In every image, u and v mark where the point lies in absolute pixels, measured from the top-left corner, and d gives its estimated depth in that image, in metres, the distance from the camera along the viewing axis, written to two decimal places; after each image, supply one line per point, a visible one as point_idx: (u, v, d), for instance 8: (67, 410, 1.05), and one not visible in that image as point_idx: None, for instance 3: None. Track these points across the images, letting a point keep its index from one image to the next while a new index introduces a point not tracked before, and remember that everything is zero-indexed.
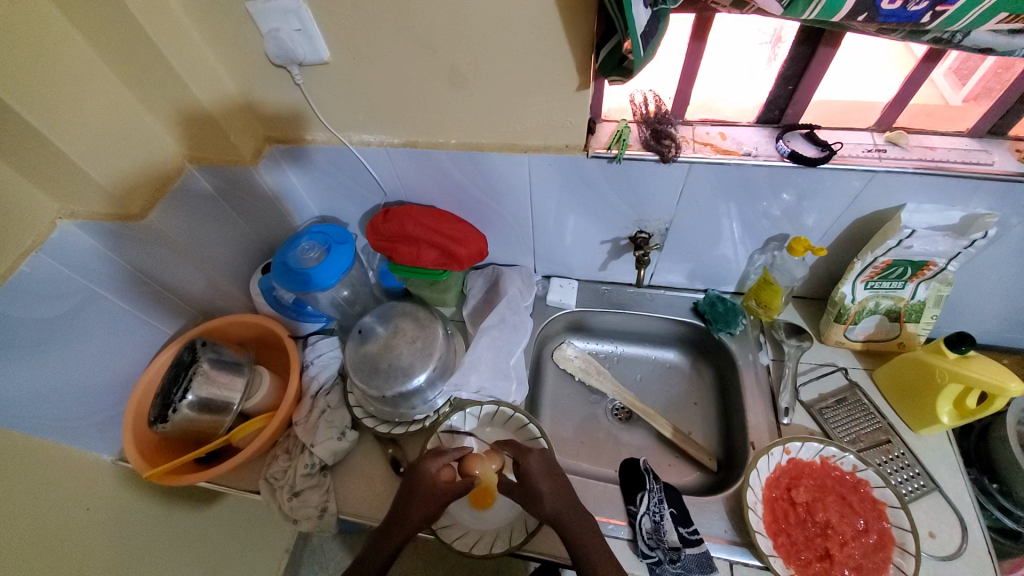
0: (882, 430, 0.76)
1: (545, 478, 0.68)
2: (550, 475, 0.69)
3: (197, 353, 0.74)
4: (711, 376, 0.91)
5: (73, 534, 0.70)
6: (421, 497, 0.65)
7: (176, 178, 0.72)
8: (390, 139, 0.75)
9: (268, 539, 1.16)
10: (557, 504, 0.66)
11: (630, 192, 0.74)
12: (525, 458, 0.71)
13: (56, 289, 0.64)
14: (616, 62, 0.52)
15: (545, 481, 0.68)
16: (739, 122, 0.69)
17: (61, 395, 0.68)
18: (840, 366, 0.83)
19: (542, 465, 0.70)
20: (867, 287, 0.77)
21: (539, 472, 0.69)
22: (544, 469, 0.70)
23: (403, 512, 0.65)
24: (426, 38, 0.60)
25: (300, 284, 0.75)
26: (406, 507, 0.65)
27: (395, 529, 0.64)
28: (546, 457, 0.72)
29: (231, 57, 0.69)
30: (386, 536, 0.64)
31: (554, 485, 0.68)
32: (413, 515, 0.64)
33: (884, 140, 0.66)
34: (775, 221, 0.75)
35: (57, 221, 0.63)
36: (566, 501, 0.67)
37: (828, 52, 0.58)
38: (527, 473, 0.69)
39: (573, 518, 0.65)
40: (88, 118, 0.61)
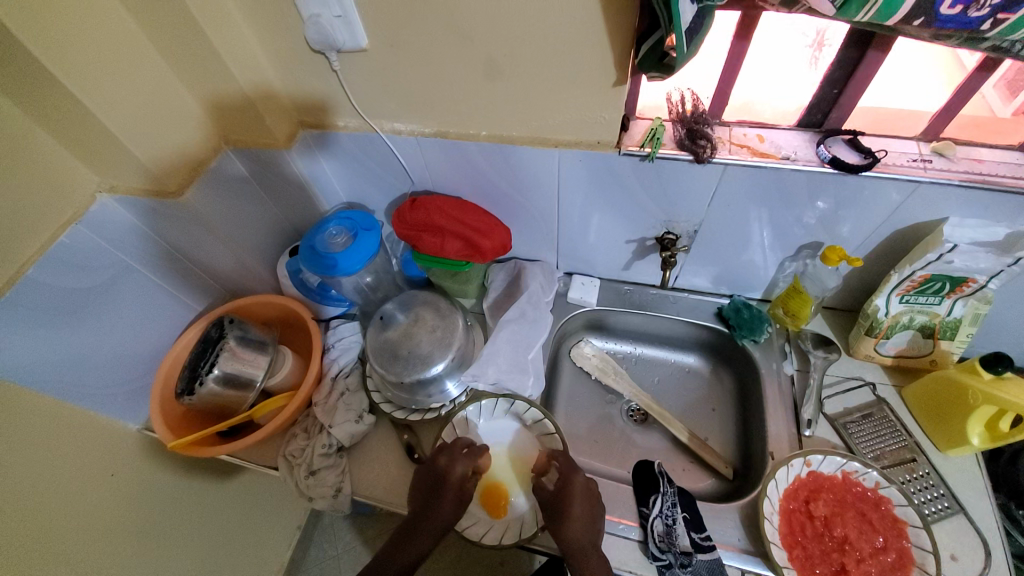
0: (908, 449, 0.74)
1: (574, 503, 0.68)
2: (586, 498, 0.69)
3: (224, 329, 0.76)
4: (732, 383, 0.90)
5: (101, 496, 0.73)
6: (448, 499, 0.70)
7: (212, 160, 0.74)
8: (422, 128, 0.75)
9: (282, 514, 1.19)
10: (579, 537, 0.65)
11: (660, 192, 0.73)
12: (569, 475, 0.71)
13: (94, 260, 0.66)
14: (656, 59, 0.51)
15: (582, 497, 0.69)
16: (777, 125, 0.67)
17: (94, 363, 0.71)
18: (867, 381, 0.81)
19: (582, 491, 0.69)
20: (901, 301, 0.74)
21: (578, 490, 0.69)
22: (584, 495, 0.69)
23: (430, 511, 0.69)
24: (464, 28, 0.59)
25: (325, 268, 0.76)
26: (433, 507, 0.69)
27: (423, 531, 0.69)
28: (590, 482, 0.71)
29: (271, 40, 0.69)
30: (413, 538, 0.69)
31: (584, 504, 0.68)
32: (441, 513, 0.69)
33: (930, 150, 0.64)
34: (809, 228, 0.73)
35: (96, 194, 0.66)
36: (588, 535, 0.65)
37: (876, 57, 0.57)
38: (566, 488, 0.70)
39: (587, 547, 0.64)
40: (131, 95, 0.62)
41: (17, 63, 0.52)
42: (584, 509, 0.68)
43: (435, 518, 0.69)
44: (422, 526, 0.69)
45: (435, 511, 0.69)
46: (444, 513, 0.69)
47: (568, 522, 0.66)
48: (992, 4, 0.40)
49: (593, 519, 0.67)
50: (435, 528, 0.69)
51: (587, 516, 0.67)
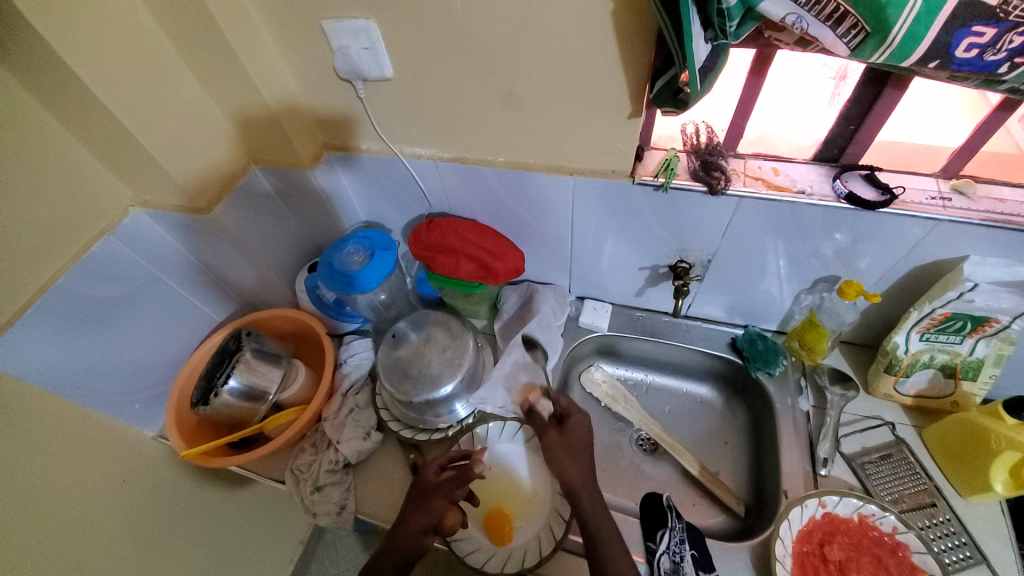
0: (928, 493, 0.71)
1: (567, 455, 0.68)
2: (584, 441, 0.69)
3: (241, 341, 0.78)
4: (745, 415, 0.88)
5: (113, 501, 0.75)
6: (441, 491, 0.67)
7: (241, 177, 0.77)
8: (440, 153, 0.77)
9: (286, 529, 1.18)
10: (577, 479, 0.66)
11: (673, 221, 0.73)
12: (573, 416, 0.71)
13: (122, 270, 0.70)
14: (671, 94, 0.52)
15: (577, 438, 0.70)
16: (793, 159, 0.67)
17: (116, 370, 0.74)
18: (887, 421, 0.78)
19: (581, 437, 0.70)
20: (921, 338, 0.72)
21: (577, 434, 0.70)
22: (584, 433, 0.70)
23: (422, 503, 0.67)
24: (484, 60, 0.62)
25: (342, 285, 0.78)
26: (425, 499, 0.67)
27: (417, 525, 0.65)
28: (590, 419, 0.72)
29: (301, 68, 0.72)
30: (401, 531, 0.65)
31: (578, 449, 0.69)
32: (427, 514, 0.66)
33: (949, 188, 0.63)
34: (826, 261, 0.72)
35: (129, 208, 0.70)
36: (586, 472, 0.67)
37: (894, 94, 0.56)
38: (568, 431, 0.70)
39: (584, 496, 0.65)
40: (170, 116, 0.66)
41: (69, 87, 0.57)
42: (576, 454, 0.68)
43: (427, 510, 0.66)
44: (415, 519, 0.65)
45: (427, 504, 0.67)
46: (437, 507, 0.67)
47: (568, 465, 0.67)
48: (1008, 49, 0.40)
49: (589, 462, 0.68)
50: (425, 526, 0.65)
51: (584, 461, 0.68)
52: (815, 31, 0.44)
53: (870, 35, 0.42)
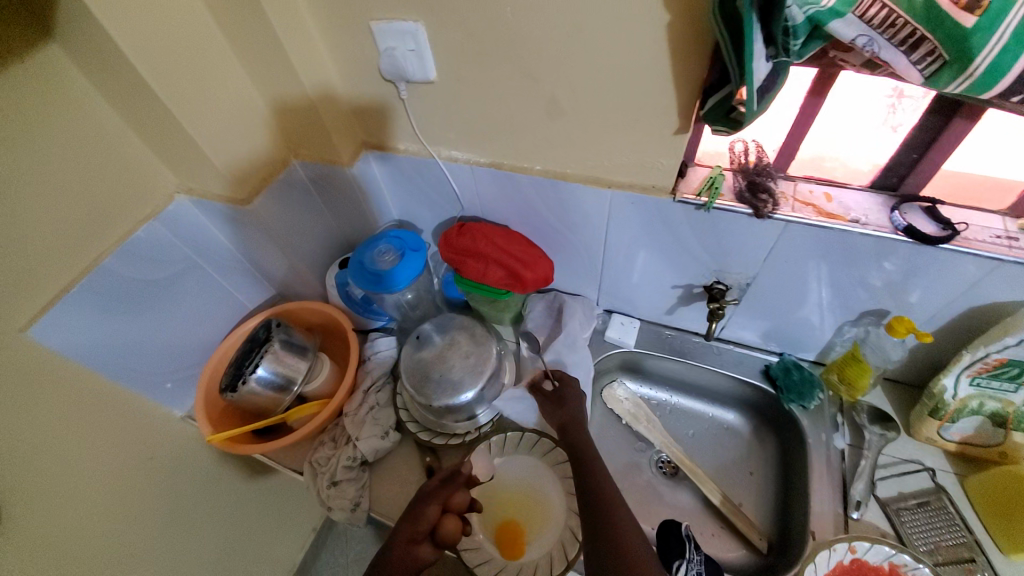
0: (967, 547, 0.66)
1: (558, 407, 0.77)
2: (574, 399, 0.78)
3: (271, 332, 0.79)
4: (774, 447, 0.84)
5: (141, 478, 0.77)
6: (432, 496, 0.68)
7: (281, 170, 0.78)
8: (477, 158, 0.77)
9: (300, 517, 1.20)
10: (566, 424, 0.75)
11: (712, 241, 0.70)
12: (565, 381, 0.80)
13: (164, 253, 0.73)
14: (723, 113, 0.50)
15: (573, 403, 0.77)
16: (847, 185, 0.64)
17: (152, 351, 0.76)
18: (927, 466, 0.73)
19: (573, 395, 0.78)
20: (972, 383, 0.67)
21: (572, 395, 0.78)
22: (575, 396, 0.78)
23: (415, 512, 0.66)
24: (529, 68, 0.61)
25: (372, 284, 0.79)
26: (417, 508, 0.67)
27: (410, 531, 0.64)
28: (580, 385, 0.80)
29: (346, 66, 0.73)
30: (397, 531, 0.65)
31: (569, 402, 0.78)
32: (422, 516, 0.66)
33: (1018, 228, 0.58)
34: (874, 293, 0.68)
35: (175, 195, 0.73)
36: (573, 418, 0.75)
37: (965, 125, 0.54)
38: (561, 393, 0.79)
39: (575, 434, 0.73)
40: (218, 109, 0.67)
41: (127, 78, 0.58)
42: (568, 405, 0.77)
43: (421, 518, 0.65)
44: (407, 526, 0.65)
45: (419, 513, 0.66)
46: (429, 512, 0.66)
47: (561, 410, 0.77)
48: None
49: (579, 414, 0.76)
50: (422, 529, 0.64)
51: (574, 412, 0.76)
52: (887, 56, 0.41)
53: (949, 63, 0.39)
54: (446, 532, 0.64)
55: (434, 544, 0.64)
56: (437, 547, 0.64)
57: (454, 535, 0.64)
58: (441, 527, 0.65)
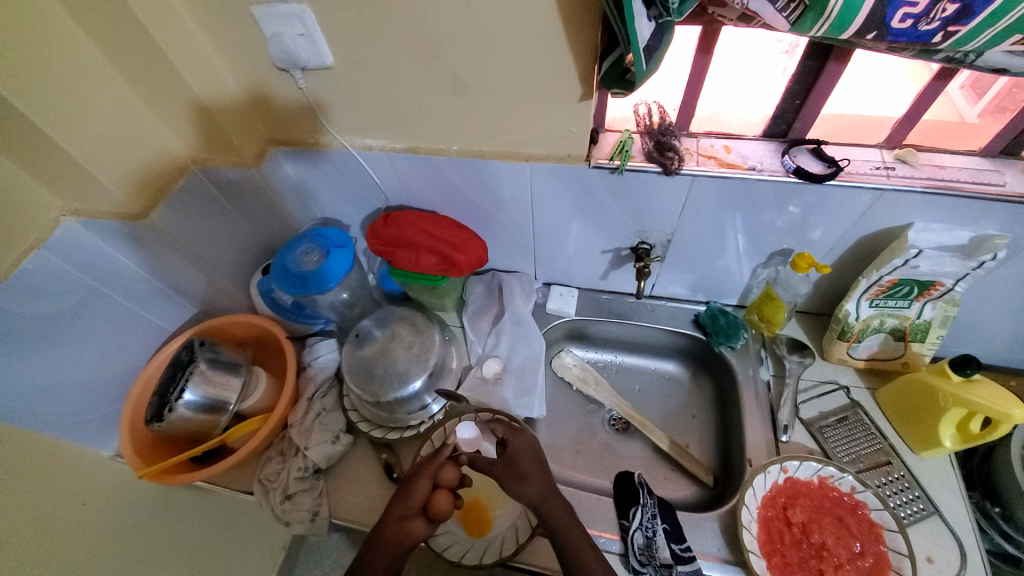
0: (883, 451, 0.75)
1: (517, 478, 0.65)
2: (532, 456, 0.69)
3: (195, 352, 0.74)
4: (711, 388, 0.90)
5: (74, 529, 0.71)
6: (421, 472, 0.66)
7: (179, 179, 0.71)
8: (392, 144, 0.75)
9: (265, 538, 1.15)
10: (537, 492, 0.64)
11: (631, 202, 0.73)
12: (512, 438, 0.71)
13: (52, 287, 0.64)
14: (618, 74, 0.51)
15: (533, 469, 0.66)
16: (743, 136, 0.68)
17: (60, 392, 0.69)
18: (842, 385, 0.82)
19: (528, 449, 0.69)
20: (871, 304, 0.75)
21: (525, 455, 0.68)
22: (529, 451, 0.69)
23: (406, 490, 0.65)
24: (429, 45, 0.59)
25: (298, 286, 0.75)
26: (408, 485, 0.66)
27: (403, 510, 0.63)
28: (535, 441, 0.71)
29: (235, 59, 0.68)
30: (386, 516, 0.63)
31: (528, 467, 0.67)
32: (413, 495, 0.64)
33: (893, 158, 0.65)
34: (780, 234, 0.74)
35: (60, 218, 0.63)
36: (545, 486, 0.65)
37: (836, 69, 0.58)
38: (511, 453, 0.69)
39: (551, 509, 0.63)
40: (94, 117, 0.61)
41: None
42: (529, 472, 0.66)
43: (412, 496, 0.64)
44: (398, 505, 0.63)
45: (410, 490, 0.65)
46: (420, 487, 0.65)
47: (522, 480, 0.65)
48: (940, 19, 0.41)
49: (547, 474, 0.67)
50: (415, 504, 0.63)
51: (537, 473, 0.66)
52: (755, 6, 0.44)
53: (808, 9, 0.42)
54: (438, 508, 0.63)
55: (427, 520, 0.63)
56: (429, 524, 0.63)
57: (444, 512, 0.63)
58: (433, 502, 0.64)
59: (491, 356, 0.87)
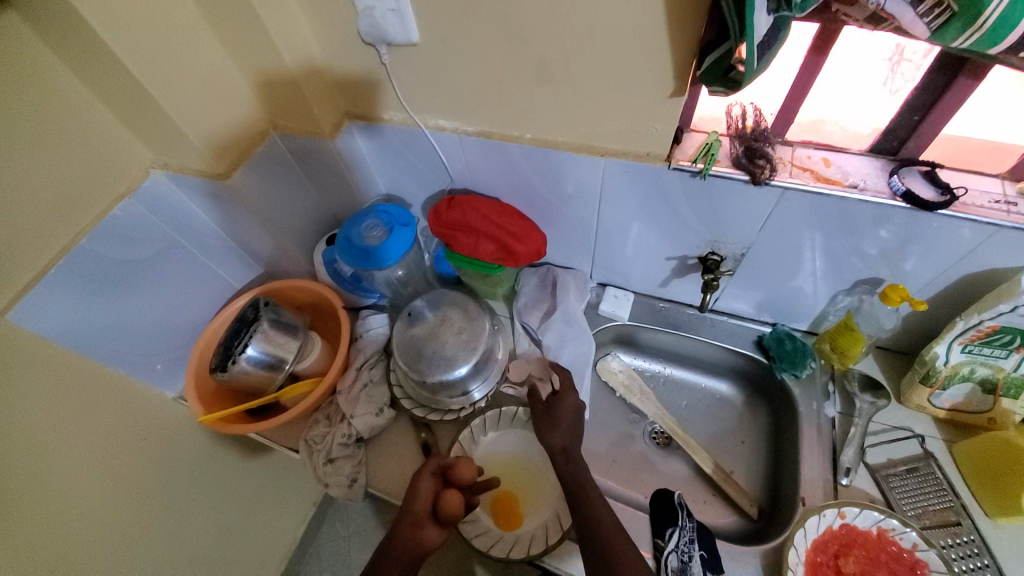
0: (953, 511, 0.68)
1: (550, 424, 0.72)
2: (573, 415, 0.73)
3: (259, 311, 0.77)
4: (765, 415, 0.85)
5: (135, 460, 0.76)
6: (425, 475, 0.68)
7: (261, 142, 0.75)
8: (465, 127, 0.74)
9: (300, 494, 1.21)
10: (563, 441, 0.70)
11: (707, 210, 0.69)
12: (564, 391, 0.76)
13: (143, 234, 0.69)
14: (722, 72, 0.48)
15: (566, 422, 0.72)
16: (847, 149, 0.62)
17: (136, 332, 0.74)
18: (917, 433, 0.74)
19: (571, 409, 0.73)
20: (963, 350, 0.67)
21: (565, 409, 0.73)
22: (571, 411, 0.73)
23: (412, 494, 0.67)
24: (518, 28, 0.57)
25: (360, 260, 0.77)
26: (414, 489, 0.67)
27: (413, 515, 0.64)
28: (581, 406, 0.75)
29: (325, 33, 0.69)
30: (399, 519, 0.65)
31: (562, 420, 0.72)
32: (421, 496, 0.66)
33: (1016, 192, 0.57)
34: (870, 261, 0.68)
35: (149, 170, 0.69)
36: (570, 436, 0.70)
37: (968, 83, 0.52)
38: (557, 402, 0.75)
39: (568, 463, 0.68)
40: (191, 78, 0.63)
41: (88, 44, 0.54)
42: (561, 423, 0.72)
43: (420, 498, 0.66)
44: (407, 509, 0.65)
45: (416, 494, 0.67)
46: (424, 490, 0.67)
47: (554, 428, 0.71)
48: None
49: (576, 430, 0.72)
50: (422, 507, 0.65)
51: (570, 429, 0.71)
52: (892, 8, 0.39)
53: (957, 14, 0.37)
54: (446, 507, 0.64)
55: (438, 524, 0.65)
56: (441, 526, 0.64)
57: (453, 509, 0.64)
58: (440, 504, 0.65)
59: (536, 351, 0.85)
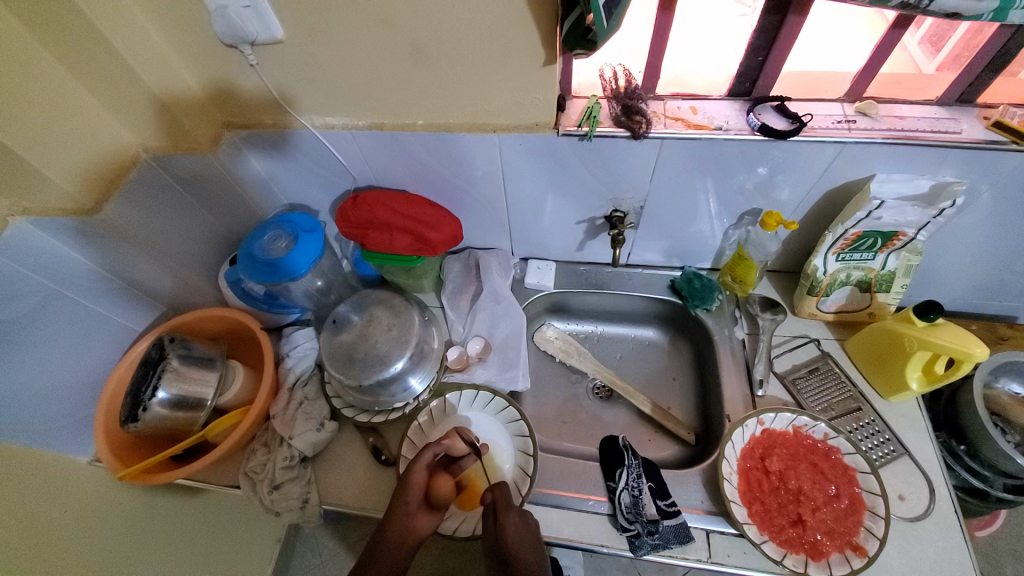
0: (854, 399, 0.78)
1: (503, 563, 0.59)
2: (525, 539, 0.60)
3: (165, 349, 0.72)
4: (689, 351, 0.92)
5: (54, 538, 0.69)
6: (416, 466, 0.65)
7: (132, 168, 0.68)
8: (355, 122, 0.73)
9: (259, 532, 1.15)
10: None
11: (602, 170, 0.73)
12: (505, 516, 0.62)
13: (14, 289, 0.60)
14: (579, 35, 0.50)
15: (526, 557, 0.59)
16: (708, 96, 0.68)
17: (26, 401, 0.66)
18: (813, 338, 0.84)
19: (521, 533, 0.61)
20: (837, 259, 0.77)
21: (514, 538, 0.60)
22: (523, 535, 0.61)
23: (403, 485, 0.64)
24: (384, 12, 0.57)
25: (268, 274, 0.73)
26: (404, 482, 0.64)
27: (404, 505, 0.62)
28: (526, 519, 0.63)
29: (182, 40, 0.65)
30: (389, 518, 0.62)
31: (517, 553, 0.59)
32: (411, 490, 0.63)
33: (854, 111, 0.66)
34: (749, 195, 0.75)
35: (9, 219, 0.59)
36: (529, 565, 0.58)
37: (797, 20, 0.58)
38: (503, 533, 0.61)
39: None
40: (30, 107, 0.57)
41: None
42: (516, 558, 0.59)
43: (411, 489, 0.63)
44: (398, 501, 0.62)
45: (407, 486, 0.63)
46: (416, 483, 0.63)
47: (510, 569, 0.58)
48: None
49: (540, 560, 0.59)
50: (416, 498, 0.63)
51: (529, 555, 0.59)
52: None
53: None
54: (438, 494, 0.62)
55: (430, 510, 0.63)
56: (435, 513, 0.63)
57: (445, 495, 0.62)
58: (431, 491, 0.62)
59: (472, 335, 0.87)
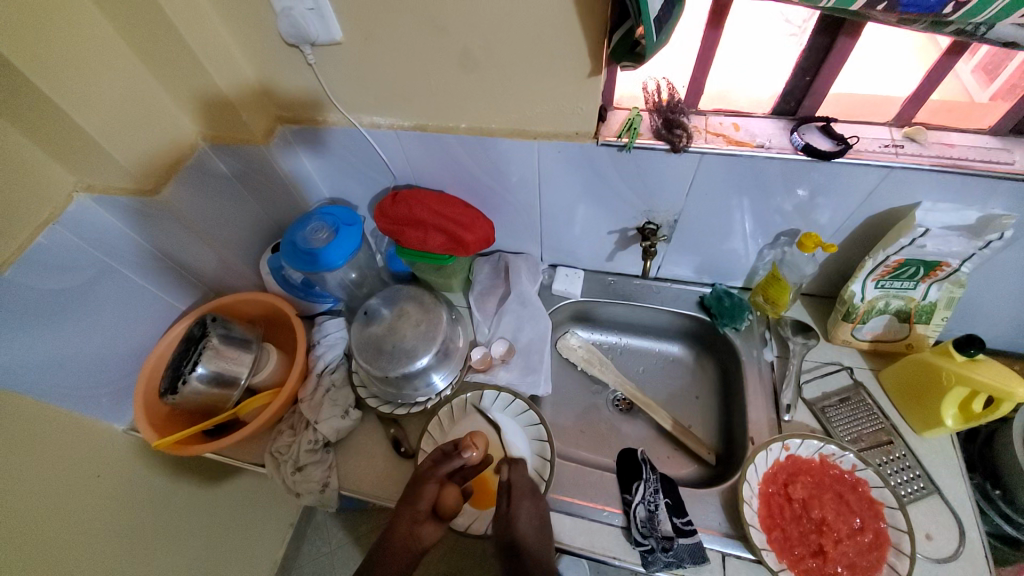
0: (885, 431, 0.75)
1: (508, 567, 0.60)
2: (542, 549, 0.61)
3: (207, 327, 0.75)
4: (714, 370, 0.91)
5: (88, 498, 0.73)
6: (430, 475, 0.66)
7: (190, 155, 0.72)
8: (400, 122, 0.75)
9: (273, 514, 1.18)
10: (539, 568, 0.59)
11: (639, 182, 0.73)
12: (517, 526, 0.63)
13: (74, 260, 0.65)
14: (627, 49, 0.52)
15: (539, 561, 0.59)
16: (752, 114, 0.68)
17: (78, 367, 0.70)
18: (845, 365, 0.82)
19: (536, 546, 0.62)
20: (877, 286, 0.75)
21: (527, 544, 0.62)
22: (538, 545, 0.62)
23: (415, 492, 0.65)
24: (438, 20, 0.59)
25: (307, 263, 0.76)
26: (416, 488, 0.66)
27: (413, 512, 0.64)
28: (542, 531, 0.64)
29: (248, 39, 0.69)
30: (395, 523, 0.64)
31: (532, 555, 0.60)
32: (424, 495, 0.65)
33: (902, 136, 0.64)
34: (787, 217, 0.74)
35: (73, 193, 0.64)
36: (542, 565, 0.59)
37: (847, 43, 0.57)
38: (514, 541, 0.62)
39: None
40: (105, 94, 0.61)
41: None
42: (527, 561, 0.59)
43: (422, 498, 0.64)
44: (408, 505, 0.64)
45: (418, 492, 0.65)
46: (427, 491, 0.65)
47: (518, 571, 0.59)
48: None
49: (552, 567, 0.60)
50: (426, 507, 0.64)
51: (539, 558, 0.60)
52: None
53: None
54: (445, 505, 0.64)
55: (436, 520, 0.64)
56: (440, 523, 0.64)
57: (451, 508, 0.64)
58: (440, 502, 0.64)
59: (497, 337, 0.89)
